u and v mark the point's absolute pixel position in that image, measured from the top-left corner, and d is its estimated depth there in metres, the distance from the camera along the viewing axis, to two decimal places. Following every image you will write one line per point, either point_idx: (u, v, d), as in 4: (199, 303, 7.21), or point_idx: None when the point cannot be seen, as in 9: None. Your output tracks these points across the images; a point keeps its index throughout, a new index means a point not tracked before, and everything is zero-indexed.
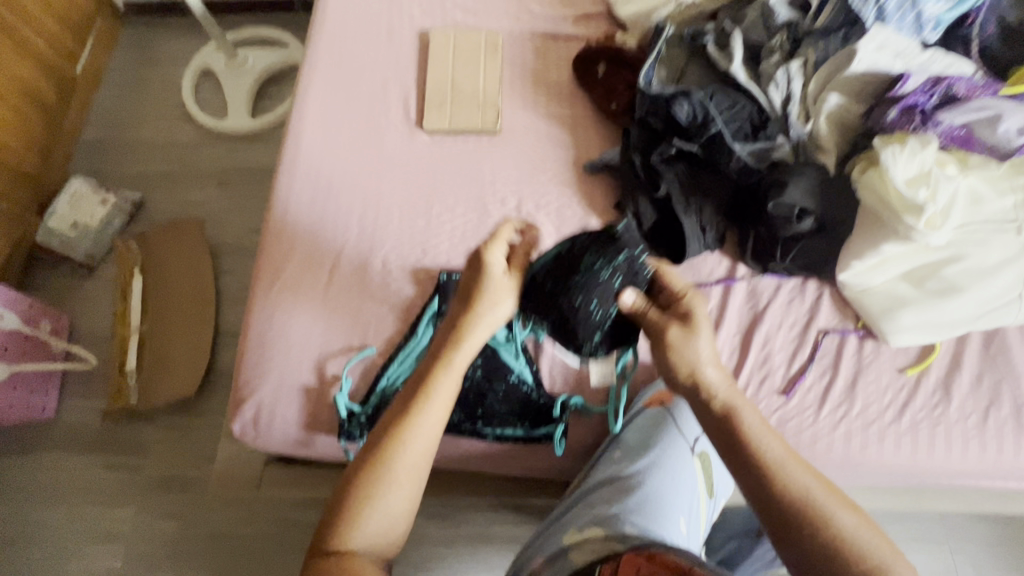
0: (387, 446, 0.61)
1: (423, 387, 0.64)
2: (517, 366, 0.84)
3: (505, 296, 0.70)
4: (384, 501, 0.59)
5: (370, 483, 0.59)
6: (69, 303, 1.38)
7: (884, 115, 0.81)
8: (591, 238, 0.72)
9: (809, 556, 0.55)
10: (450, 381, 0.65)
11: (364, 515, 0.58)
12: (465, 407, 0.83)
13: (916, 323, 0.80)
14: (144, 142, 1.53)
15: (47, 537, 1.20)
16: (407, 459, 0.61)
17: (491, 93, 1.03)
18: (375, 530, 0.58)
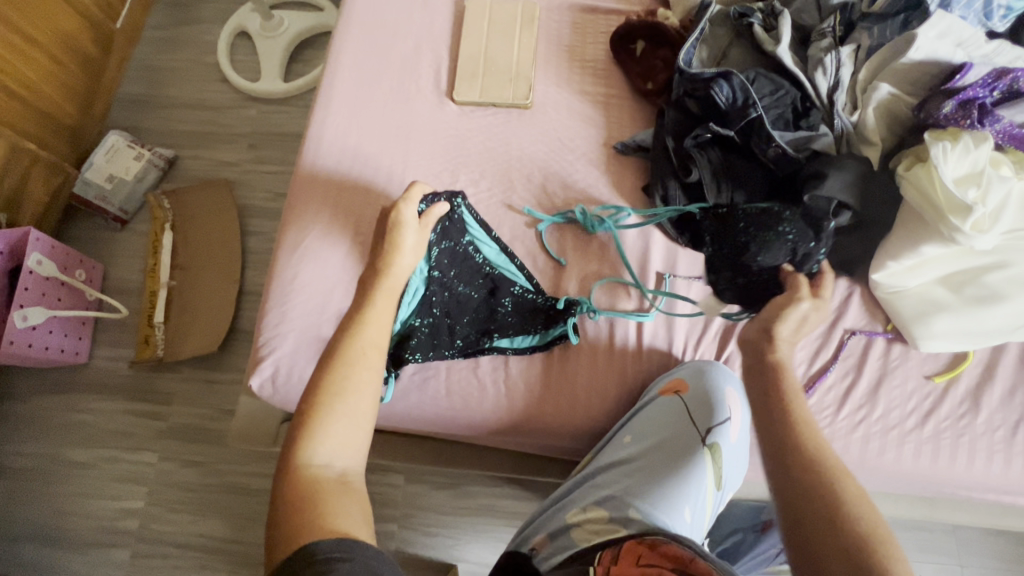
0: (336, 377, 0.61)
1: (360, 324, 0.66)
2: (521, 282, 0.87)
3: (417, 249, 0.75)
4: (342, 427, 0.59)
5: (327, 411, 0.59)
6: (103, 254, 1.42)
7: (937, 107, 0.74)
8: (755, 221, 0.78)
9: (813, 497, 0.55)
10: (384, 318, 0.68)
11: (323, 436, 0.58)
12: (479, 326, 0.86)
13: (949, 330, 0.77)
14: (179, 100, 1.55)
15: (75, 474, 1.27)
16: (357, 394, 0.61)
17: (525, 65, 1.01)
18: (333, 442, 0.58)
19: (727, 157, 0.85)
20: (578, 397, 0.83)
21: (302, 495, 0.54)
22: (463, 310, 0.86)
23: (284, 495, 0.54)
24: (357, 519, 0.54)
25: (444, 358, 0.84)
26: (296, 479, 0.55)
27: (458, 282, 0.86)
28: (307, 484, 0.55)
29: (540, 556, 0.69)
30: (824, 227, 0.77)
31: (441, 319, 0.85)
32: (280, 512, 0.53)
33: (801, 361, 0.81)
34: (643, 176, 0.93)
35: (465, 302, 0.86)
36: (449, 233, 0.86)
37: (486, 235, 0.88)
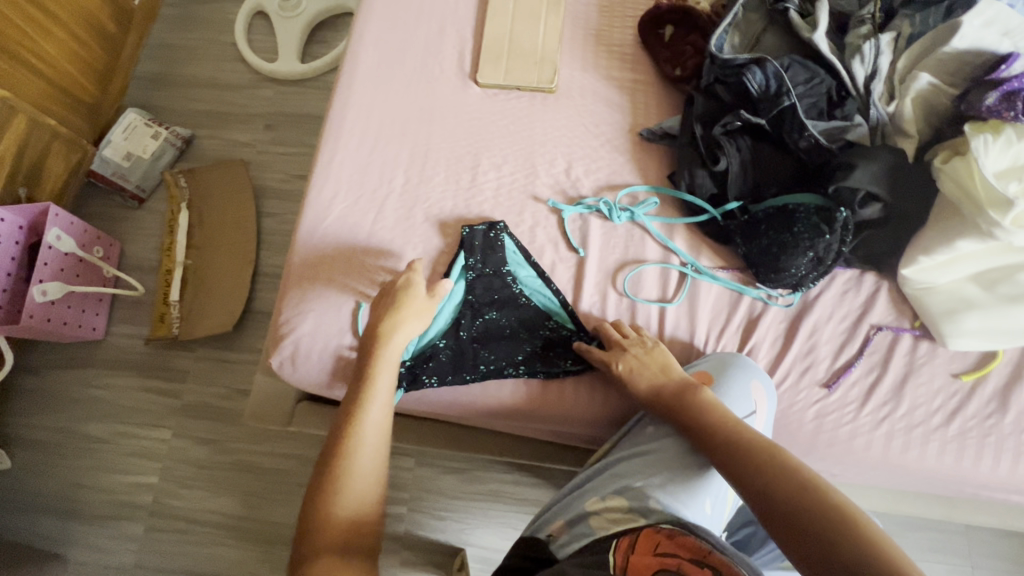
0: (342, 451, 0.66)
1: (365, 396, 0.71)
2: (557, 311, 0.86)
3: (424, 311, 0.80)
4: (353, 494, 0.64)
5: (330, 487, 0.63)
6: (121, 232, 1.43)
7: (980, 99, 0.72)
8: (812, 210, 0.77)
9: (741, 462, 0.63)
10: (386, 387, 0.73)
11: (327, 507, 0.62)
12: (505, 355, 0.84)
13: (979, 329, 0.76)
14: (197, 80, 1.54)
15: (90, 447, 1.28)
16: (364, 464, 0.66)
17: (550, 49, 0.99)
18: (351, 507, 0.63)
19: (757, 146, 0.84)
20: (595, 384, 0.84)
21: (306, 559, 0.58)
22: (491, 335, 0.85)
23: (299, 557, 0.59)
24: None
25: (463, 382, 0.83)
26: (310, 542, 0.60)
27: (490, 308, 0.86)
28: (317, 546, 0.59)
29: (556, 543, 0.70)
30: (837, 218, 0.75)
31: (466, 343, 0.84)
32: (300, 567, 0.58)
33: (825, 355, 0.80)
34: (668, 165, 0.92)
35: (493, 327, 0.85)
36: (489, 258, 0.86)
37: (523, 260, 0.87)
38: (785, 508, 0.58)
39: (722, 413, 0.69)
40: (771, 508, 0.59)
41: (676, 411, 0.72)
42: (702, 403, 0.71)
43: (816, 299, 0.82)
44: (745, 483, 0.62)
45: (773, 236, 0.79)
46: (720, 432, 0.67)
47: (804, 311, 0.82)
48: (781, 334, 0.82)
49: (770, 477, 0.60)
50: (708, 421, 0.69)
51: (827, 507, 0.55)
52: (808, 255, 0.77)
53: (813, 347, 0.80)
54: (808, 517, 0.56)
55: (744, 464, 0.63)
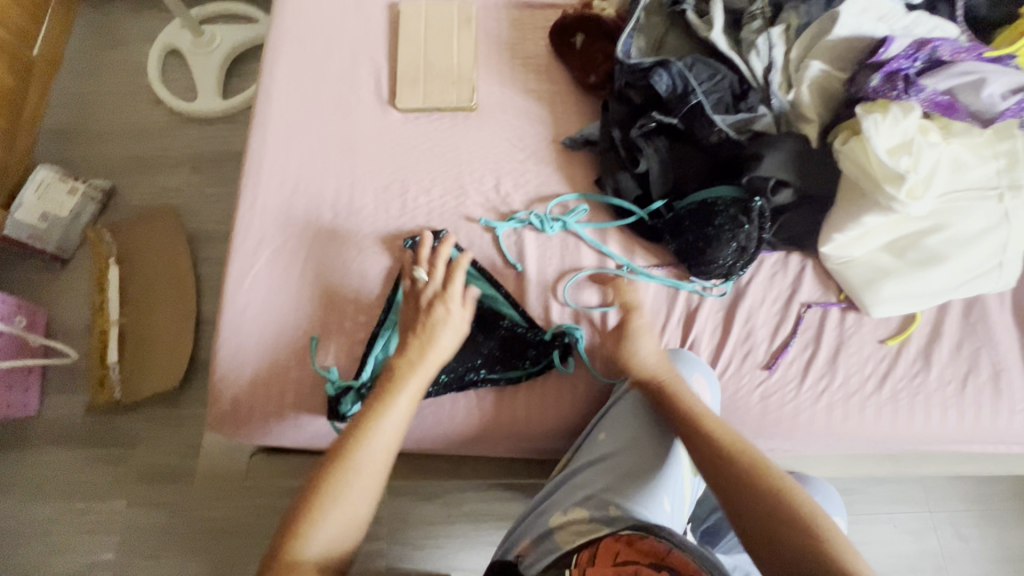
0: (348, 459, 0.64)
1: (382, 413, 0.68)
2: (509, 316, 0.85)
3: (454, 332, 0.76)
4: (339, 514, 0.61)
5: (330, 493, 0.62)
6: (44, 297, 1.34)
7: (865, 81, 0.76)
8: (732, 200, 0.80)
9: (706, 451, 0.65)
10: (405, 409, 0.70)
11: (319, 521, 0.60)
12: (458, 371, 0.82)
13: (897, 294, 0.80)
14: (111, 128, 1.47)
15: (34, 532, 1.20)
16: (359, 487, 0.63)
17: (466, 67, 0.99)
18: (335, 527, 0.61)
19: (674, 144, 0.86)
20: (548, 395, 0.83)
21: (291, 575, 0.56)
22: None
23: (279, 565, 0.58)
24: None
25: (428, 394, 0.82)
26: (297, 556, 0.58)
27: None
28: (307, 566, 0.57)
29: (523, 562, 0.69)
30: (754, 208, 0.79)
31: None
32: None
33: (763, 338, 0.83)
34: (594, 170, 0.93)
35: None
36: None
37: (470, 267, 0.87)
38: (751, 492, 0.60)
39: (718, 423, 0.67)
40: (753, 530, 0.58)
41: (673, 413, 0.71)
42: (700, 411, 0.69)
43: (747, 285, 0.85)
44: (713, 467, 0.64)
45: (697, 229, 0.81)
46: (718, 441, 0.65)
47: (737, 299, 0.84)
48: (719, 324, 0.84)
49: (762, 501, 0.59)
50: (707, 431, 0.67)
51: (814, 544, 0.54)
52: (733, 246, 0.80)
53: (750, 332, 0.83)
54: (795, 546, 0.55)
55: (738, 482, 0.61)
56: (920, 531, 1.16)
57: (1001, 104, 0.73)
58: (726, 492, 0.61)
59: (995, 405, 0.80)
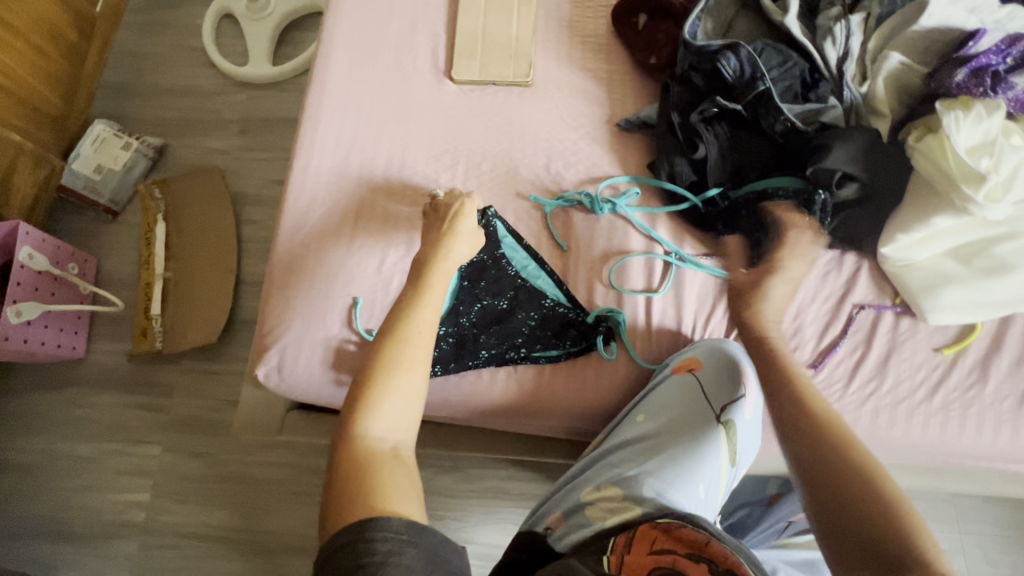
0: (393, 348, 0.66)
1: (417, 306, 0.70)
2: (554, 294, 0.85)
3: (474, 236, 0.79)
4: (395, 402, 0.63)
5: (381, 384, 0.63)
6: (96, 247, 1.40)
7: (950, 76, 0.73)
8: None
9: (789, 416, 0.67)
10: (436, 304, 0.72)
11: (376, 411, 0.61)
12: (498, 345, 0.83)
13: (958, 302, 0.77)
14: (167, 86, 1.51)
15: (77, 468, 1.26)
16: (409, 378, 0.64)
17: (524, 42, 0.98)
18: (390, 416, 0.62)
19: (735, 132, 0.84)
20: (588, 376, 0.83)
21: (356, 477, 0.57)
22: (489, 321, 0.85)
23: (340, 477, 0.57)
24: (406, 490, 0.57)
25: (468, 368, 0.83)
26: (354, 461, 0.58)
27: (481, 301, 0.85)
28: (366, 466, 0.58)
29: (555, 536, 0.69)
30: (815, 203, 0.78)
31: (467, 330, 0.84)
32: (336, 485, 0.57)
33: (811, 336, 0.81)
34: (648, 154, 0.91)
35: (492, 312, 0.85)
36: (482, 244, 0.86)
37: (516, 243, 0.87)
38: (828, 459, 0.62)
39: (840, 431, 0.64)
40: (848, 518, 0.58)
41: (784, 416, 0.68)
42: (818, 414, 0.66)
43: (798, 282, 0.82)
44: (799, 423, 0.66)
45: None
46: (835, 447, 0.63)
47: None
48: None
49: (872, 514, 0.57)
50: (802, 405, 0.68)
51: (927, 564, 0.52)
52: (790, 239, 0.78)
53: (798, 329, 0.81)
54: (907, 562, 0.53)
55: (850, 490, 0.59)
56: (948, 551, 1.14)
57: None
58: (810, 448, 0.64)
59: None
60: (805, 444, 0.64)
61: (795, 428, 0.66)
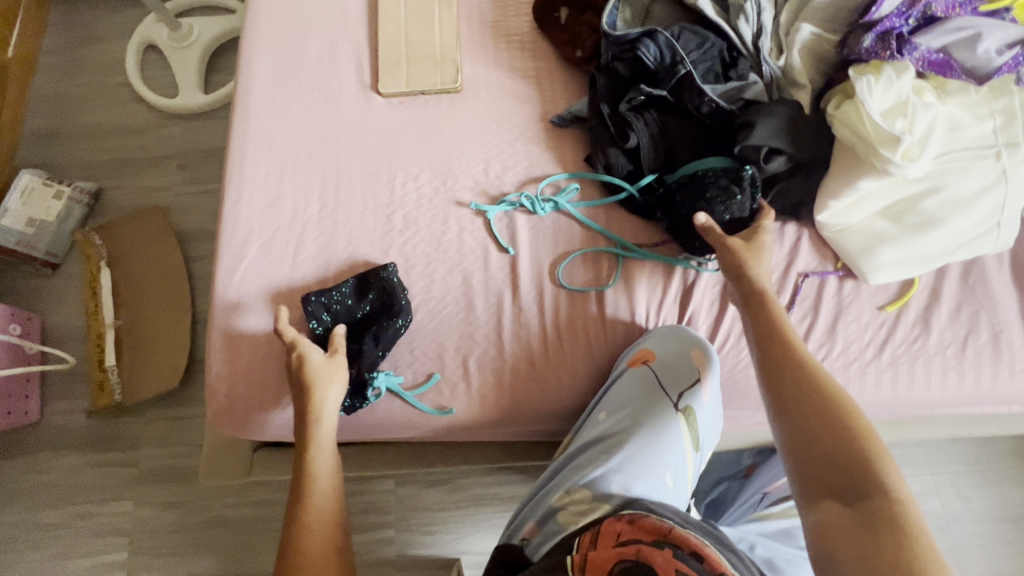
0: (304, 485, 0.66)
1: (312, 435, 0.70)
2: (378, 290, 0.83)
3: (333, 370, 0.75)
4: (318, 535, 0.63)
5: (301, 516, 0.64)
6: (36, 303, 1.33)
7: (858, 42, 0.75)
8: (722, 170, 0.78)
9: (780, 373, 0.62)
10: (331, 446, 0.71)
11: (302, 545, 0.62)
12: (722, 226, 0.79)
13: (894, 260, 0.79)
14: (92, 127, 1.44)
15: (43, 537, 1.20)
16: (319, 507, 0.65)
17: (449, 48, 0.97)
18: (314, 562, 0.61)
19: (664, 118, 0.84)
20: (549, 379, 0.82)
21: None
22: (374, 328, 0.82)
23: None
24: None
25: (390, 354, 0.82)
26: None
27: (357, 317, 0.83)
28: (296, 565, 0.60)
29: (531, 545, 0.69)
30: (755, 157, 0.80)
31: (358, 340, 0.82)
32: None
33: None
34: (585, 148, 0.91)
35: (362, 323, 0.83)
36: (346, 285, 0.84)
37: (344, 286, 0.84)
38: (809, 414, 0.60)
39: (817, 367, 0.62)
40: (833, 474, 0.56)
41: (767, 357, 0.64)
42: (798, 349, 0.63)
43: None
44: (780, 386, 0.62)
45: (688, 203, 0.80)
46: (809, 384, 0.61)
47: None
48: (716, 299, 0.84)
49: (843, 457, 0.56)
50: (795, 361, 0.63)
51: (887, 508, 0.53)
52: (726, 217, 0.78)
53: None
54: (870, 501, 0.54)
55: (819, 430, 0.58)
56: (923, 494, 1.17)
57: (998, 58, 0.74)
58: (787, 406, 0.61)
59: (995, 366, 0.80)
60: (779, 379, 0.62)
61: (771, 363, 0.64)
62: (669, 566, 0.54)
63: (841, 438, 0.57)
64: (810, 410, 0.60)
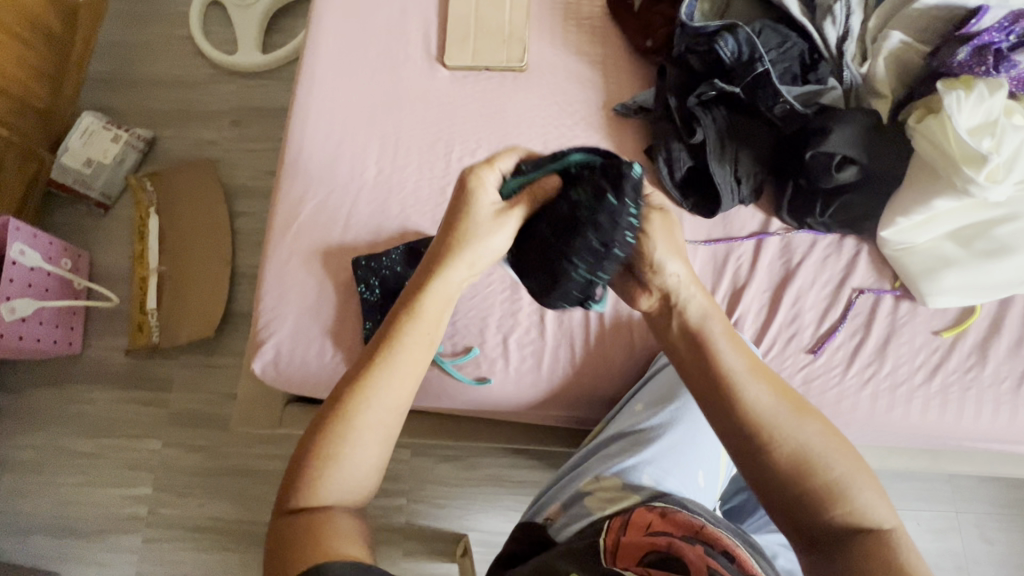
0: (367, 382, 0.53)
1: (405, 329, 0.54)
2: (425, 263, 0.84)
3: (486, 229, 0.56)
4: (360, 447, 0.52)
5: (348, 420, 0.52)
6: (88, 241, 1.38)
7: (951, 54, 0.73)
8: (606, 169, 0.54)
9: (729, 421, 0.52)
10: (419, 351, 0.55)
11: (343, 452, 0.52)
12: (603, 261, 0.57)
13: (958, 285, 0.77)
14: (153, 77, 1.48)
15: (76, 463, 1.26)
16: (377, 418, 0.53)
17: (518, 26, 0.96)
18: (345, 478, 0.52)
19: (733, 116, 0.82)
20: (586, 366, 0.83)
21: (306, 535, 0.49)
22: None
23: (285, 524, 0.50)
24: (350, 535, 0.50)
25: None
26: (304, 517, 0.50)
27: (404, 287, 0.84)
28: (319, 523, 0.50)
29: (556, 525, 0.69)
30: (628, 178, 0.52)
31: None
32: (283, 537, 0.50)
33: (810, 322, 0.80)
34: (645, 140, 0.90)
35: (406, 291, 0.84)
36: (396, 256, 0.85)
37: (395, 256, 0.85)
38: (768, 467, 0.51)
39: (771, 410, 0.51)
40: (810, 520, 0.50)
41: (711, 403, 0.53)
42: (747, 394, 0.51)
43: (798, 266, 0.82)
44: (730, 436, 0.52)
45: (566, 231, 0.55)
46: (771, 439, 0.50)
47: (787, 279, 0.81)
48: (766, 304, 0.81)
49: (823, 507, 0.49)
50: (742, 406, 0.51)
51: (883, 546, 0.48)
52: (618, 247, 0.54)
53: (797, 314, 0.80)
54: (861, 544, 0.49)
55: (789, 491, 0.50)
56: (945, 531, 1.14)
57: None
58: (742, 462, 0.52)
59: None
60: (733, 443, 0.52)
61: (722, 417, 0.52)
62: (702, 561, 0.54)
63: (809, 481, 0.50)
64: (770, 459, 0.50)
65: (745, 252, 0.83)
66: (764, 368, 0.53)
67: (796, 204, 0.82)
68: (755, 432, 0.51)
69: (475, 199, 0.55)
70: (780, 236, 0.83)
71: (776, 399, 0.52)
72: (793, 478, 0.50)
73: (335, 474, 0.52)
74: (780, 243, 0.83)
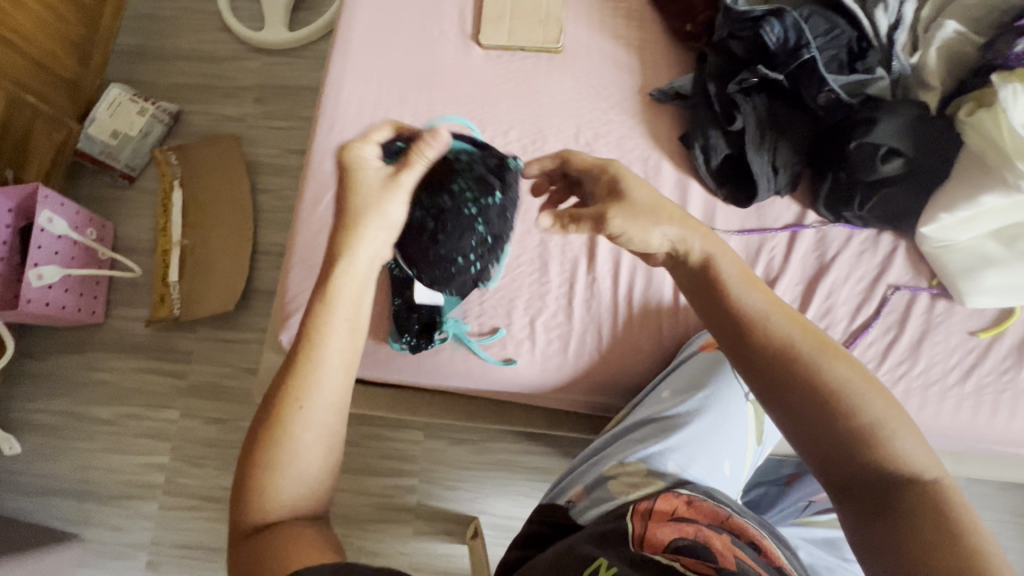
0: (296, 384, 0.52)
1: (324, 316, 0.53)
2: None
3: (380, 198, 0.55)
4: (302, 450, 0.51)
5: (282, 428, 0.51)
6: (112, 212, 1.39)
7: (1009, 47, 0.71)
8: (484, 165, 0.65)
9: (759, 365, 0.50)
10: (343, 339, 0.54)
11: (285, 461, 0.51)
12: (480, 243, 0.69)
13: (998, 285, 0.76)
14: (179, 51, 1.48)
15: (96, 430, 1.28)
16: (314, 414, 0.52)
17: (554, 6, 0.94)
18: (293, 481, 0.51)
19: (773, 104, 0.81)
20: (612, 351, 0.82)
21: (261, 549, 0.49)
22: None
23: (247, 545, 0.50)
24: (309, 539, 0.49)
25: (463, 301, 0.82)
26: (260, 534, 0.50)
27: None
28: (272, 536, 0.49)
29: (577, 508, 0.69)
30: (509, 169, 0.67)
31: None
32: (247, 556, 0.49)
33: (843, 316, 0.79)
34: (680, 127, 0.88)
35: None
36: None
37: None
38: (802, 411, 0.49)
39: (802, 347, 0.49)
40: (847, 465, 0.48)
41: (740, 347, 0.51)
42: (775, 333, 0.50)
43: (832, 260, 0.80)
44: (762, 382, 0.50)
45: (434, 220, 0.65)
46: (804, 379, 0.49)
47: (820, 272, 0.80)
48: (798, 297, 0.80)
49: (858, 451, 0.48)
50: (773, 349, 0.49)
51: (924, 491, 0.47)
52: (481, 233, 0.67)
53: (830, 308, 0.79)
54: (900, 492, 0.47)
55: (829, 433, 0.48)
56: None
57: None
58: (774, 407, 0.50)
59: None
60: (765, 385, 0.50)
61: (751, 361, 0.50)
62: (731, 552, 0.54)
63: (845, 423, 0.48)
64: (804, 401, 0.48)
65: (779, 244, 0.81)
66: (790, 309, 0.51)
67: (834, 196, 0.80)
68: (787, 372, 0.49)
69: (359, 174, 0.56)
70: (815, 229, 0.82)
71: (805, 341, 0.50)
72: (828, 420, 0.48)
73: (280, 482, 0.51)
74: (815, 236, 0.81)
